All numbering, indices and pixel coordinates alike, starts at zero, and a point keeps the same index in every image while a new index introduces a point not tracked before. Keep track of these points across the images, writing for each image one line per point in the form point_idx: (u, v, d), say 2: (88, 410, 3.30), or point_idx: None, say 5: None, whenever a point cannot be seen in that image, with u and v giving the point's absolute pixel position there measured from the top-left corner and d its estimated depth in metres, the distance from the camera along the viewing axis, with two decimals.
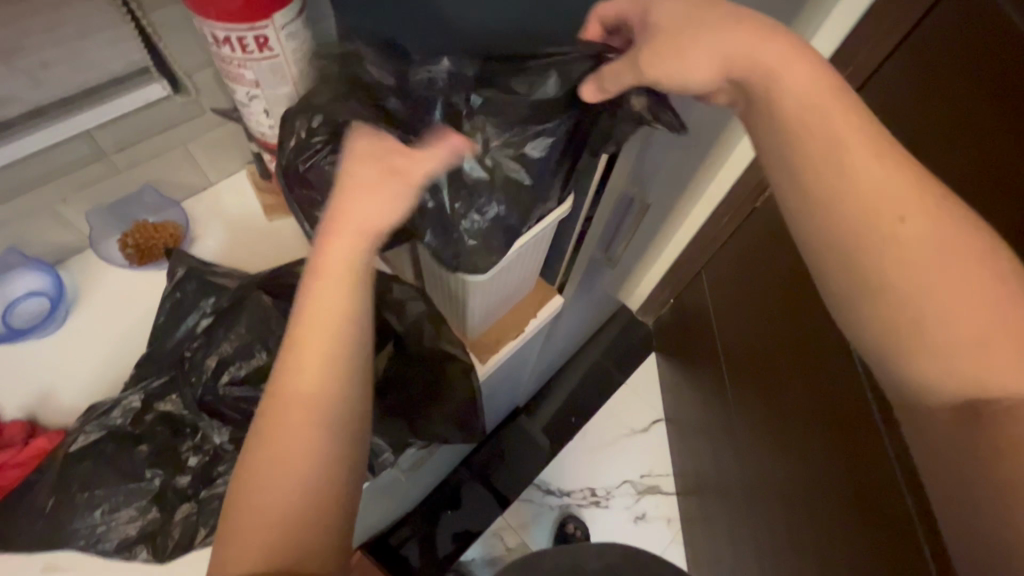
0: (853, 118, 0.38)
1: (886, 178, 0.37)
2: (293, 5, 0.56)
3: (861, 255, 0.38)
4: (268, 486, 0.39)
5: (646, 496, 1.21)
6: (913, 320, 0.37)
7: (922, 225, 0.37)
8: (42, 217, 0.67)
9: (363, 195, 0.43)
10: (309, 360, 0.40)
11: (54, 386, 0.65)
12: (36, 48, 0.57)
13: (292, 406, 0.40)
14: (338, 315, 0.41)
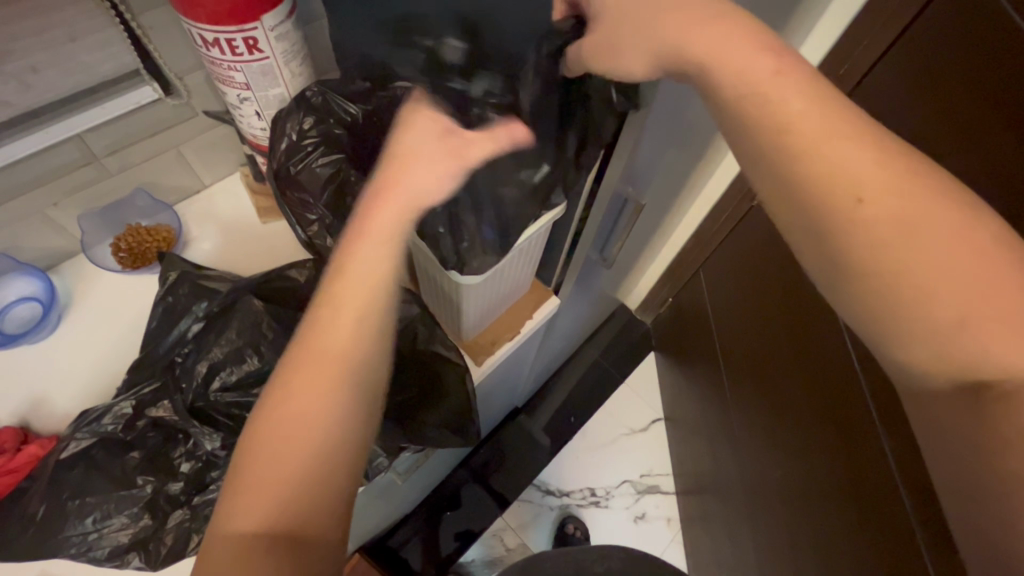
0: (822, 103, 0.36)
1: (854, 157, 0.34)
2: (283, 7, 0.55)
3: (829, 240, 0.35)
4: (289, 436, 0.38)
5: (646, 496, 1.21)
6: (891, 307, 0.34)
7: (890, 204, 0.34)
8: (33, 221, 0.67)
9: (415, 166, 0.46)
10: (348, 315, 0.42)
11: (46, 391, 0.65)
12: (26, 51, 0.56)
13: (320, 361, 0.41)
14: (378, 277, 0.44)
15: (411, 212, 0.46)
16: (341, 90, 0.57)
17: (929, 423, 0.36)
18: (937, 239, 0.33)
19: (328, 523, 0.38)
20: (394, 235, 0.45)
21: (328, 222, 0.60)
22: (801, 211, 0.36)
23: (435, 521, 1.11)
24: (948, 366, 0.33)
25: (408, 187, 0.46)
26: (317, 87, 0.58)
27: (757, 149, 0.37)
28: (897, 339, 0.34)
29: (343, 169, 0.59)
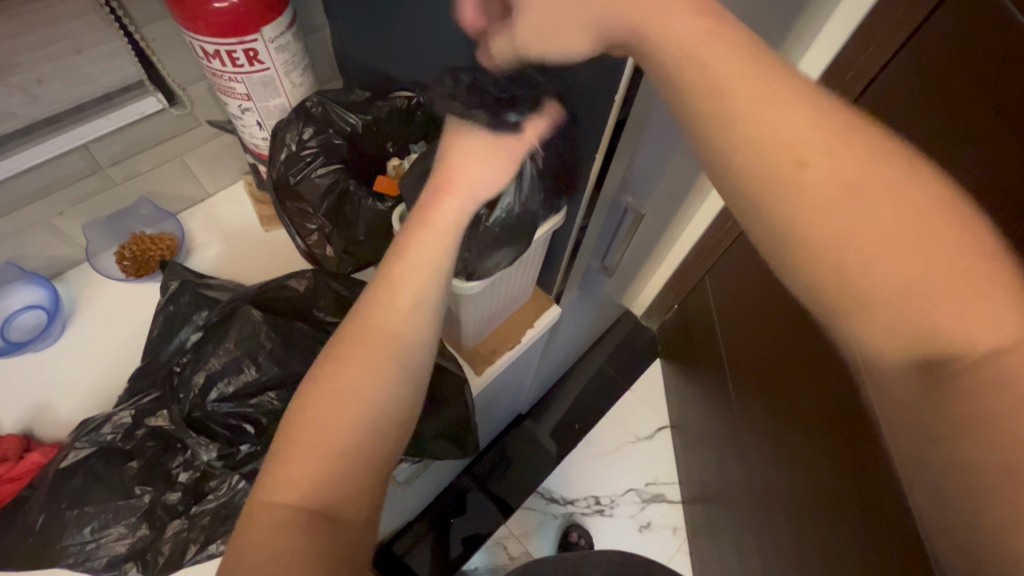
0: (784, 77, 0.34)
1: (795, 121, 0.32)
2: (284, 19, 0.55)
3: (782, 199, 0.33)
4: (340, 408, 0.38)
5: (651, 505, 1.19)
6: (846, 268, 0.31)
7: (848, 163, 0.31)
8: (40, 231, 0.68)
9: (473, 165, 0.51)
10: (405, 296, 0.45)
11: (50, 400, 0.65)
12: (31, 64, 0.57)
13: (378, 334, 0.43)
14: (432, 262, 0.47)
15: (471, 201, 0.51)
16: (341, 101, 0.61)
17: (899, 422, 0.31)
18: (891, 198, 0.30)
19: (364, 498, 0.38)
20: (452, 223, 0.49)
21: (328, 232, 0.60)
22: (756, 170, 0.33)
23: (442, 529, 1.10)
24: (904, 332, 0.30)
25: (468, 179, 0.50)
26: (317, 98, 0.60)
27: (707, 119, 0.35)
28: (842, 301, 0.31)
29: (340, 179, 0.59)
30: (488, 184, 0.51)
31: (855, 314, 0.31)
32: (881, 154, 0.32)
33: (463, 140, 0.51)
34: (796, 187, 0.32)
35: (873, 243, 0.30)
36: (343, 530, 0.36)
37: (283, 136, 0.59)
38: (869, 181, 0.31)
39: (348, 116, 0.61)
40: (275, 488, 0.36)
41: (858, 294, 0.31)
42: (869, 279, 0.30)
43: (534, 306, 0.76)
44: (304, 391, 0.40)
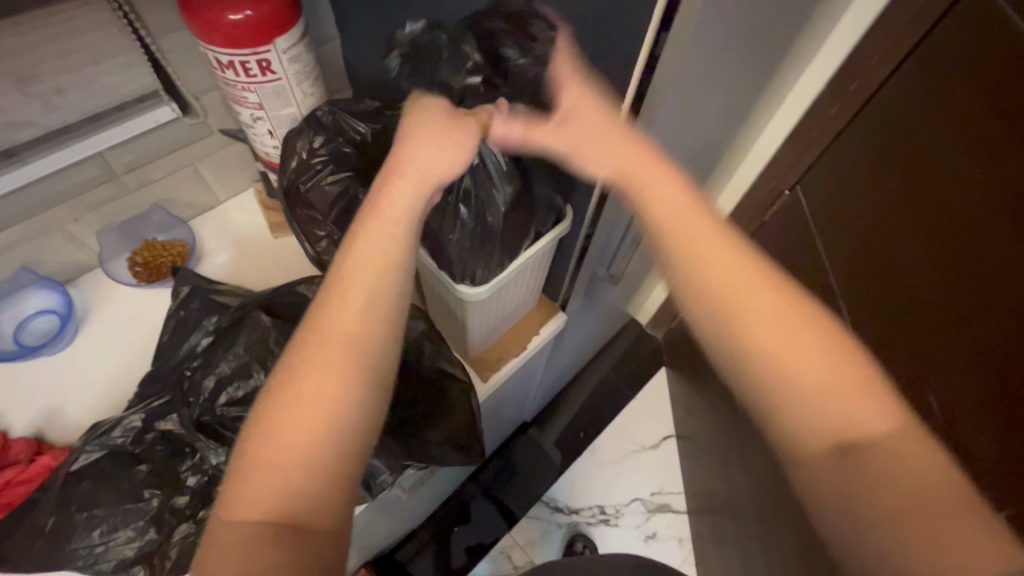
0: (707, 216, 0.44)
1: (727, 257, 0.42)
2: (296, 30, 0.57)
3: (725, 314, 0.40)
4: (294, 423, 0.36)
5: (656, 515, 1.18)
6: (761, 359, 0.39)
7: (771, 291, 0.40)
8: (55, 237, 0.69)
9: (431, 148, 0.46)
10: (354, 294, 0.40)
11: (61, 403, 0.66)
12: (49, 74, 0.58)
13: (329, 343, 0.39)
14: (386, 252, 0.42)
15: (426, 186, 0.46)
16: (351, 109, 0.62)
17: (817, 492, 0.38)
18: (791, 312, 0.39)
19: (333, 511, 0.36)
20: (407, 207, 0.44)
21: (337, 238, 0.61)
22: (703, 290, 0.42)
23: (447, 540, 1.10)
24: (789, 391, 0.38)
25: (422, 163, 0.46)
26: (327, 107, 0.61)
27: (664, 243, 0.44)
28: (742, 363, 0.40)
29: (351, 186, 0.60)
30: (445, 167, 0.46)
31: (779, 406, 0.38)
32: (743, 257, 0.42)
33: (419, 125, 0.47)
34: (716, 300, 0.41)
35: (791, 347, 0.38)
36: (311, 548, 0.35)
37: (293, 145, 0.61)
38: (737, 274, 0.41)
39: (358, 123, 0.62)
40: (235, 507, 0.34)
41: (756, 361, 0.39)
42: (788, 376, 0.38)
43: (540, 314, 0.76)
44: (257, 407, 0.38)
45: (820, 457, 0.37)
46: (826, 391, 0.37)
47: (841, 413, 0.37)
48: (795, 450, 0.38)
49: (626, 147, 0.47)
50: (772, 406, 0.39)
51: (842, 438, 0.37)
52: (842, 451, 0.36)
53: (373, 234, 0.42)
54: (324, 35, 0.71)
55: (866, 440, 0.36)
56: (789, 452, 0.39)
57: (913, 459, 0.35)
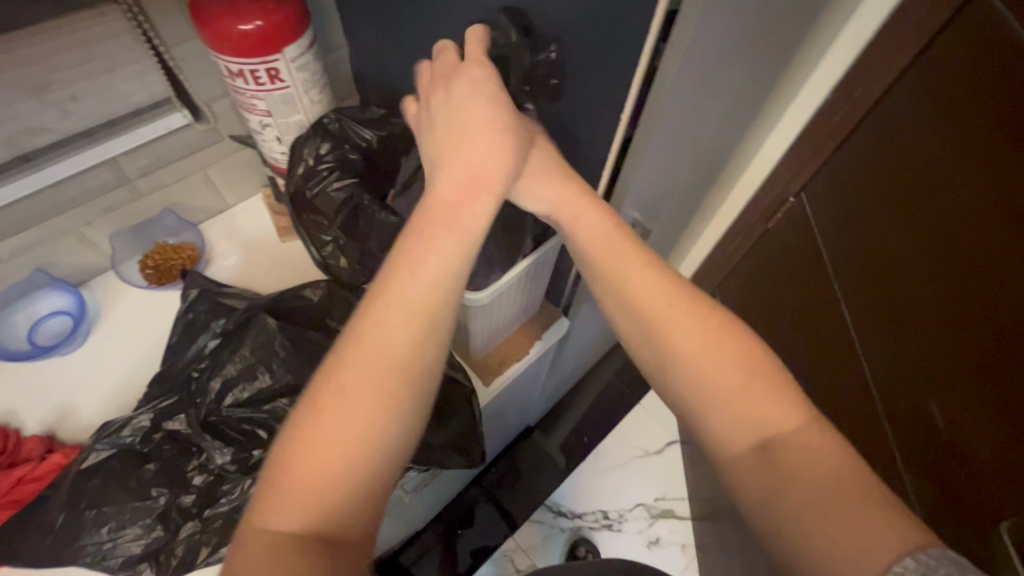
0: (630, 239, 0.46)
1: (653, 279, 0.44)
2: (304, 39, 0.58)
3: (652, 332, 0.43)
4: (334, 440, 0.35)
5: (660, 521, 1.11)
6: (689, 368, 0.42)
7: (689, 310, 0.43)
8: (69, 240, 0.71)
9: (489, 151, 0.45)
10: (403, 310, 0.39)
11: (73, 402, 0.67)
12: (66, 82, 0.60)
13: (371, 359, 0.38)
14: (438, 265, 0.41)
15: (485, 189, 0.44)
16: (357, 117, 0.63)
17: (739, 490, 0.40)
18: (712, 328, 0.42)
19: (364, 522, 0.36)
20: (473, 220, 0.43)
21: (342, 243, 0.62)
22: (632, 313, 0.44)
23: (451, 540, 1.11)
24: (711, 397, 0.41)
25: (477, 167, 0.44)
26: (334, 114, 0.62)
27: (589, 266, 0.47)
28: (673, 372, 0.43)
29: (355, 193, 0.61)
30: (503, 172, 0.45)
31: (706, 415, 0.41)
32: (668, 273, 0.45)
33: (473, 122, 0.45)
34: (639, 311, 0.44)
35: (713, 362, 0.41)
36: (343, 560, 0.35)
37: (297, 150, 0.61)
38: (660, 289, 0.44)
39: (363, 131, 0.64)
40: (266, 517, 0.34)
41: (690, 371, 0.42)
42: (715, 389, 0.41)
43: (543, 318, 0.77)
44: (293, 418, 0.37)
45: (743, 459, 0.40)
46: (739, 399, 0.40)
47: (755, 417, 0.40)
48: (720, 454, 0.41)
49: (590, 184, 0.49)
50: (700, 414, 0.42)
51: (761, 441, 0.39)
52: (761, 452, 0.39)
53: (424, 247, 0.41)
54: (331, 41, 0.72)
55: (781, 442, 0.38)
56: (714, 458, 0.41)
57: (820, 455, 0.37)
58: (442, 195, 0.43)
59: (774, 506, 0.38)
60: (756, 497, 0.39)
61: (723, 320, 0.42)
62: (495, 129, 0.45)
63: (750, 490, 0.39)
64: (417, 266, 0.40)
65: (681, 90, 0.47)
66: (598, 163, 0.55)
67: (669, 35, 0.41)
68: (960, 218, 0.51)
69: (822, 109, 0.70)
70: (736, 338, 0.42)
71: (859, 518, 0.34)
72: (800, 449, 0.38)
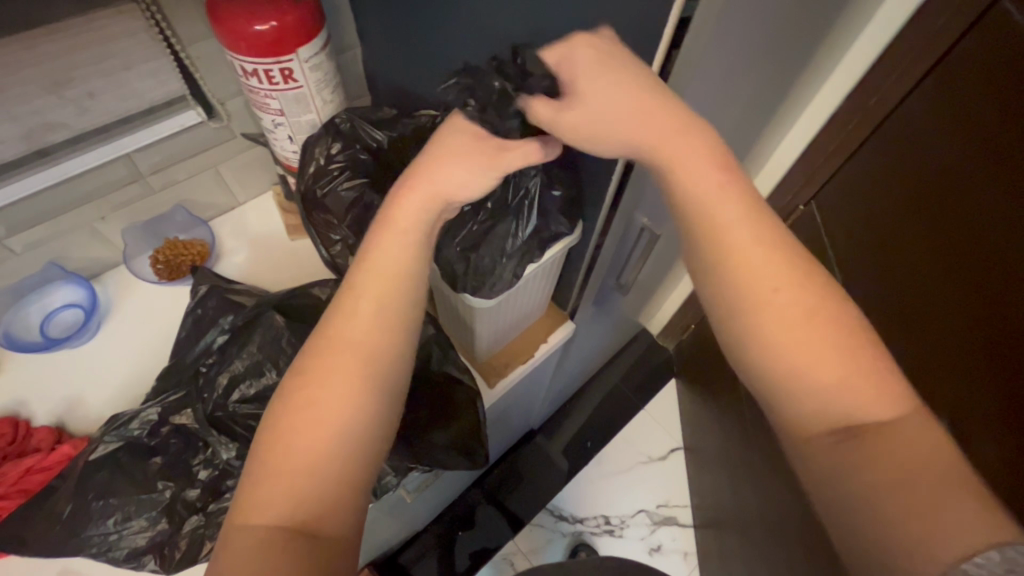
0: (743, 195, 0.40)
1: (755, 241, 0.39)
2: (318, 40, 0.59)
3: (747, 298, 0.39)
4: (313, 430, 0.36)
5: (662, 528, 1.14)
6: (783, 348, 0.37)
7: (789, 287, 0.38)
8: (82, 234, 0.72)
9: (445, 159, 0.46)
10: (367, 306, 0.41)
11: (82, 394, 0.68)
12: (84, 79, 0.61)
13: (345, 353, 0.39)
14: (399, 263, 0.43)
15: (440, 198, 0.45)
16: (368, 118, 0.64)
17: (822, 476, 0.37)
18: (809, 308, 0.38)
19: (351, 513, 0.37)
20: (417, 219, 0.45)
21: (350, 242, 0.62)
22: (733, 271, 0.39)
23: (452, 541, 1.11)
24: (808, 379, 0.37)
25: (439, 173, 0.46)
26: (345, 115, 0.63)
27: (688, 218, 0.41)
28: (760, 351, 0.38)
29: (365, 193, 0.62)
30: (468, 185, 0.46)
31: (791, 391, 0.37)
32: (768, 244, 0.40)
33: (446, 138, 0.47)
34: (734, 281, 0.39)
35: (814, 338, 0.37)
36: (328, 551, 0.35)
37: (309, 150, 0.63)
38: (756, 259, 0.39)
39: (374, 130, 0.64)
40: (249, 510, 0.35)
41: (782, 353, 0.37)
42: (806, 367, 0.37)
43: (548, 322, 0.78)
44: (273, 412, 0.38)
45: (826, 440, 0.36)
46: (835, 381, 0.36)
47: (848, 401, 0.36)
48: (801, 434, 0.38)
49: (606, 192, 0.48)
50: (783, 391, 0.38)
51: (853, 426, 0.35)
52: (849, 436, 0.35)
53: (382, 246, 0.43)
54: (343, 37, 0.72)
55: (870, 429, 0.35)
56: (790, 439, 0.39)
57: (920, 448, 0.34)
58: (410, 200, 0.45)
59: (861, 495, 0.35)
60: (839, 480, 0.36)
61: (828, 292, 0.39)
62: (466, 142, 0.47)
63: (836, 473, 0.36)
64: (369, 261, 0.43)
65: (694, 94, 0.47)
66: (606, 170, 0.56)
67: (682, 39, 0.42)
68: (970, 223, 0.51)
69: (835, 116, 0.70)
70: (841, 313, 0.38)
71: (960, 517, 0.31)
72: (905, 438, 0.34)
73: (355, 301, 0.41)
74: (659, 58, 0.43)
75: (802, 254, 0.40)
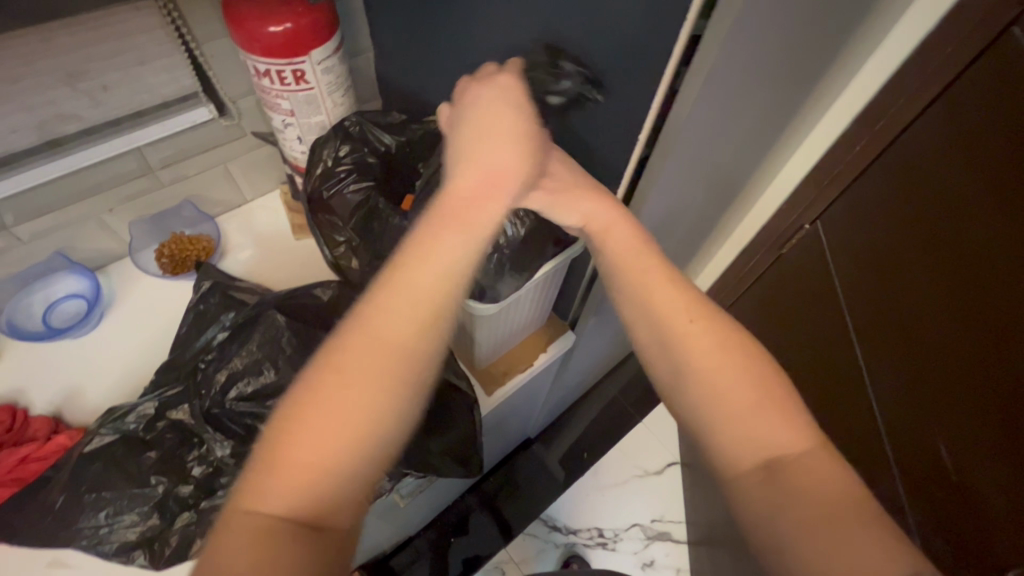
0: (652, 254, 0.47)
1: (672, 295, 0.45)
2: (331, 43, 0.59)
3: (668, 345, 0.44)
4: (329, 421, 0.35)
5: (656, 543, 1.00)
6: (703, 387, 0.42)
7: (703, 326, 0.44)
8: (89, 225, 0.72)
9: (496, 146, 0.46)
10: (402, 301, 0.40)
11: (81, 385, 0.68)
12: (99, 72, 0.62)
13: (371, 345, 0.38)
14: (443, 259, 0.42)
15: (496, 182, 0.45)
16: (378, 121, 0.64)
17: (750, 507, 0.39)
18: (729, 349, 0.43)
19: (354, 511, 0.36)
20: (486, 218, 0.45)
21: (354, 245, 0.63)
22: (653, 329, 0.45)
23: (446, 548, 1.10)
24: (725, 415, 0.41)
25: (494, 154, 0.46)
26: (356, 117, 0.63)
27: (616, 282, 0.47)
28: (682, 388, 0.44)
29: (371, 197, 0.62)
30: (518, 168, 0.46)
31: (713, 431, 0.42)
32: (686, 293, 0.45)
33: (496, 121, 0.46)
34: (658, 324, 0.45)
35: (729, 381, 0.42)
36: (327, 543, 0.34)
37: (316, 150, 0.63)
38: (673, 306, 0.45)
39: (385, 134, 0.64)
40: (254, 495, 0.34)
41: (701, 391, 0.42)
42: (722, 409, 0.41)
43: (547, 332, 0.78)
44: (292, 395, 0.37)
45: (748, 477, 0.40)
46: (746, 418, 0.41)
47: (760, 436, 0.40)
48: (725, 471, 0.41)
49: (598, 204, 0.48)
50: (704, 432, 0.42)
51: (767, 460, 0.40)
52: (766, 471, 0.39)
53: (434, 238, 0.43)
54: (358, 39, 0.72)
55: (785, 464, 0.39)
56: (719, 472, 0.42)
57: (824, 481, 0.38)
58: (467, 201, 0.45)
59: (782, 522, 0.38)
60: (762, 515, 0.38)
61: (741, 341, 0.44)
62: (501, 131, 0.46)
63: (756, 507, 0.39)
64: (415, 255, 0.42)
65: (702, 113, 0.47)
66: (614, 182, 0.57)
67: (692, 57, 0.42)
68: (977, 243, 0.50)
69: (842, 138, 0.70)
70: (753, 360, 0.43)
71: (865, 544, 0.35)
72: (812, 474, 0.38)
73: (393, 295, 0.40)
74: (625, 184, 0.56)
75: (713, 303, 0.46)
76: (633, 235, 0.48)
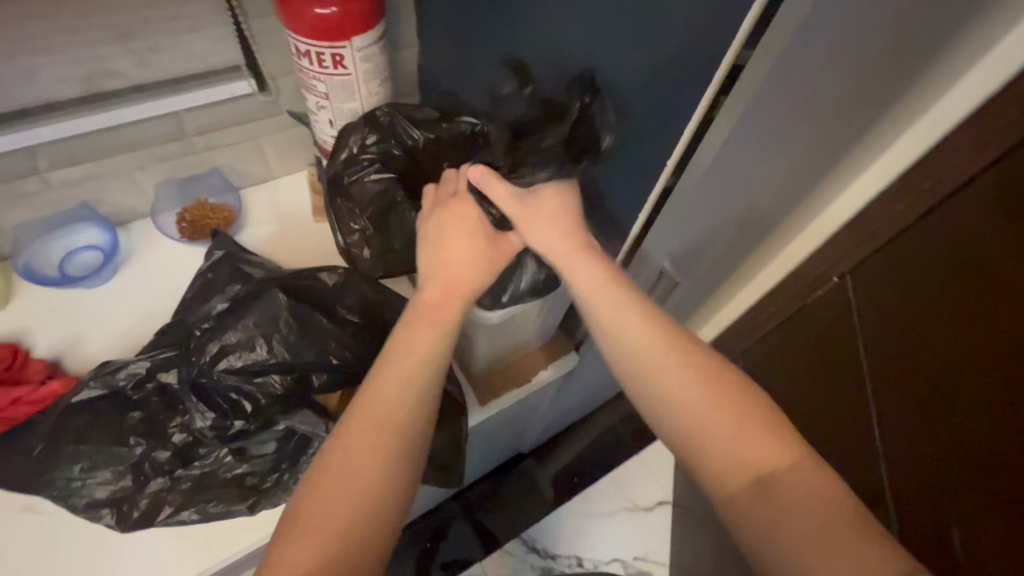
0: (625, 288, 0.46)
1: (645, 328, 0.44)
2: (375, 32, 0.59)
3: (642, 373, 0.43)
4: (338, 493, 0.39)
5: None
6: (687, 410, 0.41)
7: (684, 353, 0.43)
8: (119, 181, 0.73)
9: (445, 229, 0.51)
10: (384, 383, 0.43)
11: (85, 335, 0.69)
12: (148, 34, 0.63)
13: (368, 423, 0.41)
14: (427, 343, 0.45)
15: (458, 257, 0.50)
16: (408, 113, 0.64)
17: (756, 534, 0.36)
18: (712, 374, 0.41)
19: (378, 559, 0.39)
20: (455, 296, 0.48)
21: (369, 234, 0.63)
22: (630, 357, 0.44)
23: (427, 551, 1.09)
24: (715, 433, 0.39)
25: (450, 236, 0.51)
26: (387, 108, 0.63)
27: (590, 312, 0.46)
28: (665, 411, 0.42)
29: (392, 187, 0.62)
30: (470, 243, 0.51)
31: (701, 453, 0.40)
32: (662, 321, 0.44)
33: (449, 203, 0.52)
34: (639, 352, 0.43)
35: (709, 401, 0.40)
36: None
37: (343, 137, 0.63)
38: (647, 335, 0.44)
39: (412, 127, 0.64)
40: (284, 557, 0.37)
41: (688, 413, 0.41)
42: (709, 430, 0.40)
43: (551, 349, 0.76)
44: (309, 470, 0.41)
45: (742, 496, 0.37)
46: (733, 437, 0.39)
47: (752, 455, 0.38)
48: (716, 494, 0.39)
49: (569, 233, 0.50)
50: (696, 455, 0.40)
51: (760, 475, 0.37)
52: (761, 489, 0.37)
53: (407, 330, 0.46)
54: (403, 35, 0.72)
55: (779, 479, 0.37)
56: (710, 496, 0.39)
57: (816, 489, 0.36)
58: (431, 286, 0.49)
59: (792, 546, 0.35)
60: (764, 536, 0.36)
61: (719, 367, 0.42)
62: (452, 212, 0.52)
63: (755, 528, 0.36)
64: (403, 343, 0.45)
65: (734, 154, 0.45)
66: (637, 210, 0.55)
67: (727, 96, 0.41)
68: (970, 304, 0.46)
69: None
70: (732, 382, 0.41)
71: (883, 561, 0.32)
72: (807, 492, 0.36)
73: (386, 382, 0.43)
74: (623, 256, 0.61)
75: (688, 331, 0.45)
76: (607, 274, 0.47)
